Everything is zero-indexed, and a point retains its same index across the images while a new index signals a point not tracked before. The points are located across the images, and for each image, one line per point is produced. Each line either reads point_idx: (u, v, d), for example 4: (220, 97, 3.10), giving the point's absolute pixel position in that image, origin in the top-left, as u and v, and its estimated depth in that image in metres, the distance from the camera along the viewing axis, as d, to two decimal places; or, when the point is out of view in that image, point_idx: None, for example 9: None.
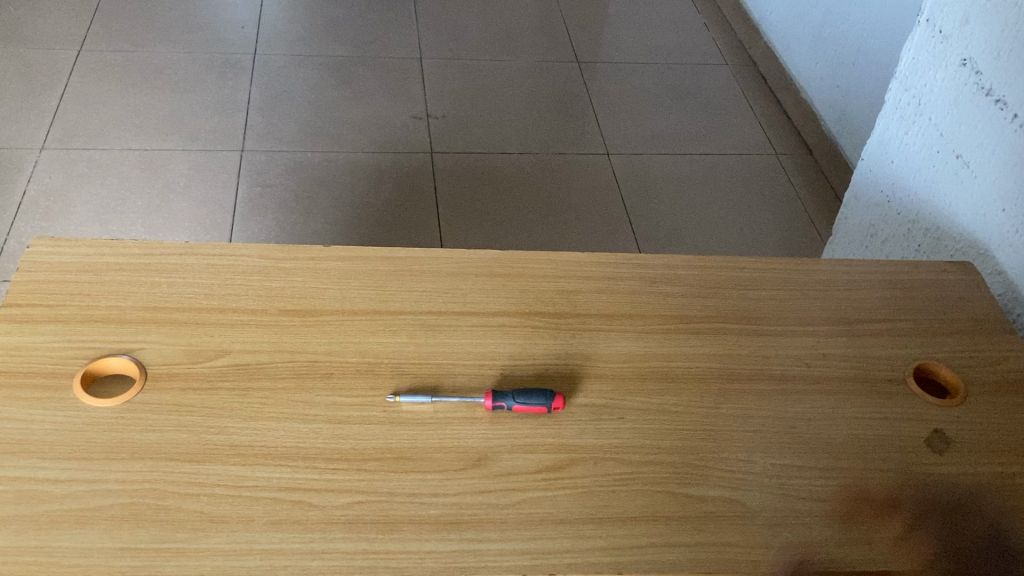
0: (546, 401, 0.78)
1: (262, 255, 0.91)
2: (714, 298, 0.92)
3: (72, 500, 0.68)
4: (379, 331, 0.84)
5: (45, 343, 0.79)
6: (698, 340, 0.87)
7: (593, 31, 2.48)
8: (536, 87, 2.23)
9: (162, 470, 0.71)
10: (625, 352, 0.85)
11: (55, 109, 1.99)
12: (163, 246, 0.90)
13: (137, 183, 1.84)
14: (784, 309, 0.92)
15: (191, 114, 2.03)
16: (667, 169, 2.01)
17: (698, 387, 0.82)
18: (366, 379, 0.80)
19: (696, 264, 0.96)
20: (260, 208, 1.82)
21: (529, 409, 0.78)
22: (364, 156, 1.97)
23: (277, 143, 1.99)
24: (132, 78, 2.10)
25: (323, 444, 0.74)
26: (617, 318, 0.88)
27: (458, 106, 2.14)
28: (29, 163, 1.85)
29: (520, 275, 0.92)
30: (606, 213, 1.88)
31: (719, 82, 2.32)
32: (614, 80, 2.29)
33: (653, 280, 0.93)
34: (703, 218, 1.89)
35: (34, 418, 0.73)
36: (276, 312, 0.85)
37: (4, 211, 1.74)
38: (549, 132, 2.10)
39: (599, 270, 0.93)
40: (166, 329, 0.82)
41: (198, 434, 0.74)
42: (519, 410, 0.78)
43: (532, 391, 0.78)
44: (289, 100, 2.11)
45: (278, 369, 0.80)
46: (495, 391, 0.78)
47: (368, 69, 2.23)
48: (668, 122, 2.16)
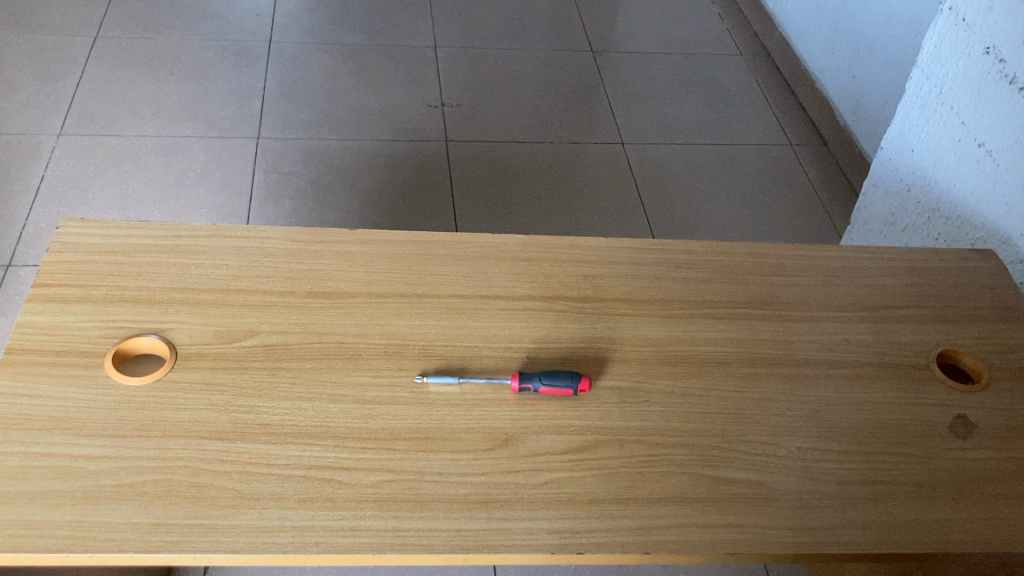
0: (572, 384, 0.78)
1: (288, 238, 0.91)
2: (737, 284, 0.92)
3: (106, 476, 0.69)
4: (406, 313, 0.85)
5: (76, 322, 0.80)
6: (722, 325, 0.87)
7: (607, 21, 2.47)
8: (551, 76, 2.23)
9: (193, 447, 0.72)
10: (650, 336, 0.85)
11: (72, 95, 2.00)
12: (190, 228, 0.91)
13: (155, 169, 1.85)
14: (806, 295, 0.92)
15: (207, 101, 2.04)
16: (681, 159, 2.01)
17: (722, 371, 0.83)
18: (394, 360, 0.81)
19: (718, 249, 0.96)
20: (277, 194, 1.83)
21: (555, 392, 0.78)
22: (379, 144, 1.98)
23: (293, 130, 1.99)
24: (148, 65, 2.11)
25: (352, 424, 0.75)
26: (641, 303, 0.89)
27: (473, 95, 2.15)
28: (47, 148, 1.86)
29: (545, 259, 0.92)
30: (620, 202, 1.89)
31: (733, 72, 2.32)
32: (628, 69, 2.29)
33: (677, 266, 0.93)
34: (718, 208, 1.90)
35: (67, 396, 0.74)
36: (303, 294, 0.85)
37: (23, 196, 1.76)
38: (563, 121, 2.10)
39: (622, 255, 0.94)
40: (196, 310, 0.83)
41: (229, 413, 0.75)
42: (544, 392, 0.78)
43: (558, 374, 0.79)
44: (305, 87, 2.11)
45: (307, 350, 0.81)
46: (521, 373, 0.79)
47: (383, 57, 2.24)
48: (683, 112, 2.16)
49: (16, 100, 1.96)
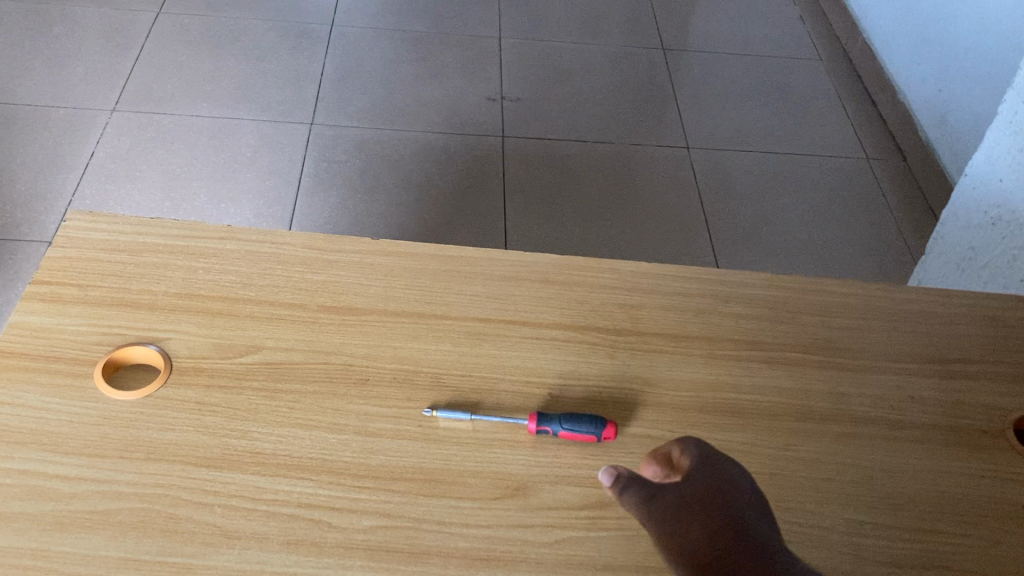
0: (597, 431, 0.70)
1: (306, 245, 0.85)
2: (791, 324, 0.83)
3: (79, 500, 0.64)
4: (423, 336, 0.78)
5: (71, 326, 0.75)
6: (771, 371, 0.79)
7: (682, 18, 2.37)
8: (617, 74, 2.14)
9: (177, 474, 0.66)
10: (688, 379, 0.77)
11: (129, 70, 1.98)
12: (203, 228, 0.85)
13: (205, 152, 1.81)
14: (869, 341, 0.83)
15: (262, 84, 1.99)
16: (749, 168, 1.91)
17: (767, 425, 0.74)
18: (403, 389, 0.74)
19: (772, 283, 0.87)
20: (325, 184, 1.78)
21: (577, 437, 0.71)
22: (434, 136, 1.92)
23: (347, 118, 1.94)
24: (207, 43, 2.08)
25: (350, 458, 0.69)
26: (681, 339, 0.80)
27: (535, 90, 2.07)
28: (99, 124, 1.84)
29: (580, 284, 0.84)
30: (680, 211, 1.79)
31: (813, 79, 2.20)
32: (700, 70, 2.18)
33: (725, 299, 0.85)
34: (785, 222, 1.79)
35: (51, 407, 0.69)
36: (314, 308, 0.79)
37: (71, 171, 1.74)
38: (626, 121, 2.01)
39: (665, 283, 0.85)
40: (198, 319, 0.77)
41: (219, 437, 0.69)
42: (565, 436, 0.71)
43: (582, 419, 0.70)
44: (363, 74, 2.06)
45: (311, 370, 0.74)
46: (541, 415, 0.71)
47: (445, 46, 2.17)
48: (753, 118, 2.05)
49: (73, 74, 1.95)
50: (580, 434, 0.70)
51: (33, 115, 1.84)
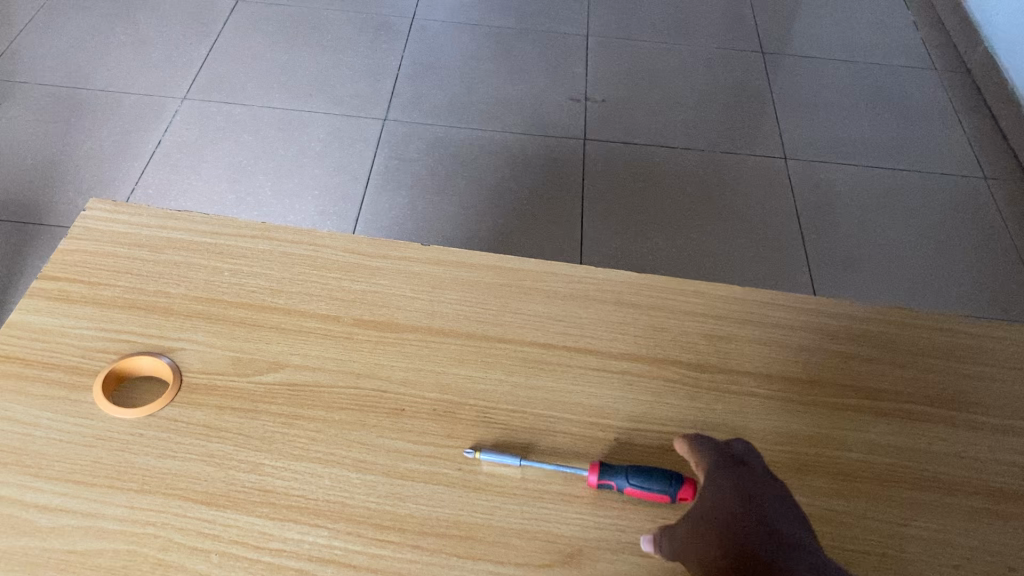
0: (673, 492, 0.58)
1: (346, 248, 0.75)
2: (911, 369, 0.69)
3: (57, 537, 0.55)
4: (471, 361, 0.67)
5: (75, 330, 0.66)
6: (886, 426, 0.65)
7: (785, 20, 2.21)
8: (710, 78, 2.00)
9: (171, 511, 0.57)
10: (784, 430, 0.64)
11: (203, 58, 1.93)
12: (234, 224, 0.76)
13: (273, 144, 1.74)
14: (1008, 395, 0.68)
15: (338, 77, 1.92)
16: (852, 183, 1.75)
17: (882, 492, 0.61)
18: (443, 424, 0.63)
19: (889, 317, 0.73)
20: (394, 182, 1.69)
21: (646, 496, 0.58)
22: (512, 137, 1.81)
23: (422, 115, 1.85)
24: (285, 33, 2.02)
25: (374, 505, 0.58)
26: (776, 380, 0.67)
27: (622, 92, 1.95)
28: (169, 112, 1.79)
29: (659, 307, 0.72)
30: (774, 227, 1.64)
31: (926, 89, 2.02)
32: (802, 76, 2.03)
33: (833, 334, 0.71)
34: (891, 244, 1.63)
35: (39, 424, 0.60)
36: (349, 322, 0.69)
37: (136, 159, 1.69)
38: (718, 128, 1.87)
39: (760, 312, 0.72)
40: (217, 328, 0.67)
41: (226, 470, 0.59)
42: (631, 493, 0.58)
43: (653, 476, 0.58)
44: (440, 69, 1.97)
45: (338, 396, 0.64)
46: (603, 467, 0.59)
47: (530, 43, 2.06)
48: (858, 129, 1.89)
49: (147, 61, 1.91)
50: (650, 492, 0.58)
51: (104, 101, 1.80)
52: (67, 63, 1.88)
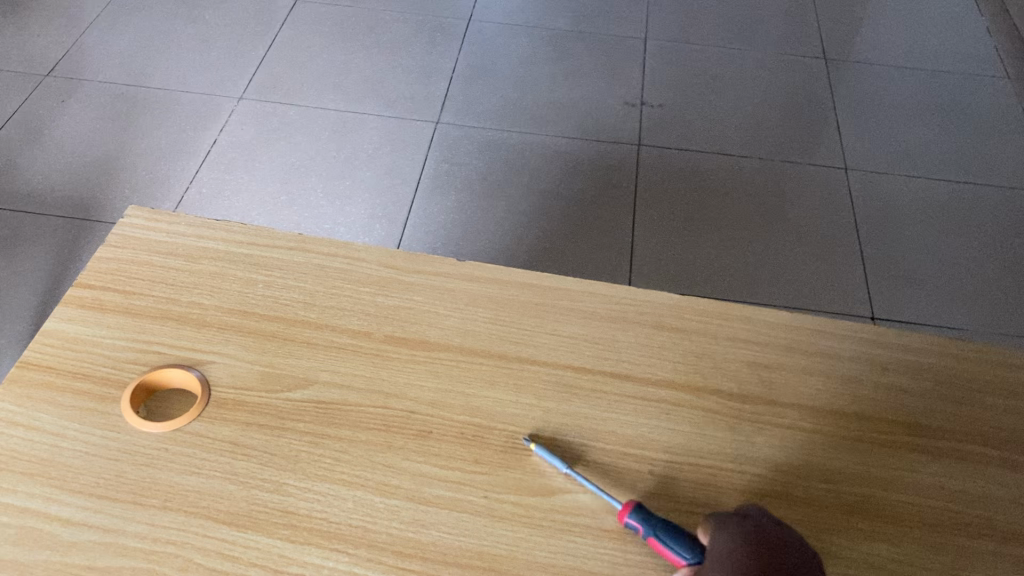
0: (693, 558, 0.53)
1: (381, 261, 0.74)
2: (967, 405, 0.66)
3: (78, 552, 0.55)
4: (502, 384, 0.65)
5: (107, 339, 0.66)
6: (937, 466, 0.62)
7: (850, 26, 2.15)
8: (771, 85, 1.95)
9: (193, 530, 0.56)
10: (828, 467, 0.61)
11: (261, 58, 1.95)
12: (270, 234, 0.75)
13: (326, 145, 1.75)
14: None
15: (393, 79, 1.92)
16: (916, 196, 1.69)
17: (928, 538, 0.58)
18: (471, 448, 0.61)
19: (946, 349, 0.70)
20: (444, 186, 1.68)
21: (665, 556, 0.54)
22: (565, 142, 1.79)
23: (475, 118, 1.83)
24: (341, 33, 2.02)
25: (397, 531, 0.57)
26: (822, 414, 0.64)
27: (679, 97, 1.91)
28: (225, 111, 1.81)
29: (701, 332, 0.69)
30: (832, 240, 1.60)
31: (996, 99, 1.94)
32: (866, 84, 1.97)
33: (884, 366, 0.68)
34: (954, 261, 1.57)
35: (67, 435, 0.60)
36: (381, 338, 0.68)
37: (192, 158, 1.71)
38: (776, 136, 1.82)
39: (806, 339, 0.69)
40: (248, 342, 0.67)
41: (249, 489, 0.58)
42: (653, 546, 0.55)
43: (678, 543, 0.54)
44: (496, 72, 1.95)
45: (365, 416, 0.63)
46: (634, 511, 0.56)
47: (586, 46, 2.03)
48: (923, 139, 1.82)
49: (206, 60, 1.93)
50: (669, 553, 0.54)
51: (163, 100, 1.82)
52: (129, 61, 1.91)
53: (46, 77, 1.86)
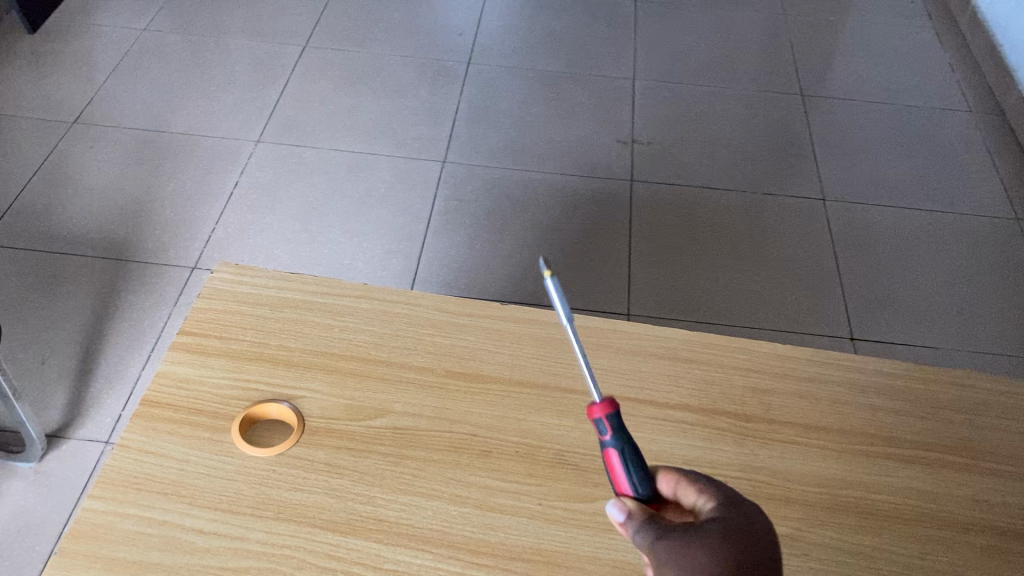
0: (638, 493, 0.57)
1: (436, 307, 0.86)
2: (933, 421, 0.79)
3: (212, 555, 0.67)
4: (547, 410, 0.78)
5: (213, 379, 0.78)
6: (909, 471, 0.75)
7: (824, 63, 2.31)
8: (751, 121, 2.10)
9: (304, 535, 0.68)
10: (820, 473, 0.74)
11: (275, 102, 2.07)
12: (339, 285, 0.88)
13: (342, 185, 1.87)
14: (1017, 445, 0.78)
15: (400, 121, 2.05)
16: (889, 224, 1.84)
17: (902, 530, 0.71)
18: (525, 464, 0.74)
19: (914, 373, 0.83)
20: (454, 222, 1.81)
21: (611, 470, 0.58)
22: (564, 179, 1.92)
23: (479, 157, 1.97)
24: (350, 78, 2.16)
25: (470, 533, 0.69)
26: (814, 430, 0.78)
27: (668, 134, 2.05)
28: (245, 154, 1.93)
29: (709, 362, 0.83)
30: (813, 267, 1.74)
31: (961, 131, 2.10)
32: (840, 119, 2.12)
33: (863, 389, 0.81)
34: (925, 284, 1.71)
35: (190, 460, 0.72)
36: (442, 373, 0.80)
37: (216, 200, 1.82)
38: (759, 169, 1.96)
39: (798, 367, 0.83)
40: (331, 378, 0.79)
41: (346, 502, 0.71)
42: (604, 453, 0.59)
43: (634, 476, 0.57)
44: (497, 113, 2.09)
45: (436, 438, 0.75)
46: (610, 417, 0.58)
47: (579, 87, 2.18)
48: (895, 170, 1.98)
49: (222, 105, 2.05)
50: (620, 474, 0.58)
51: (186, 145, 1.94)
52: (150, 108, 2.03)
53: (73, 124, 1.97)
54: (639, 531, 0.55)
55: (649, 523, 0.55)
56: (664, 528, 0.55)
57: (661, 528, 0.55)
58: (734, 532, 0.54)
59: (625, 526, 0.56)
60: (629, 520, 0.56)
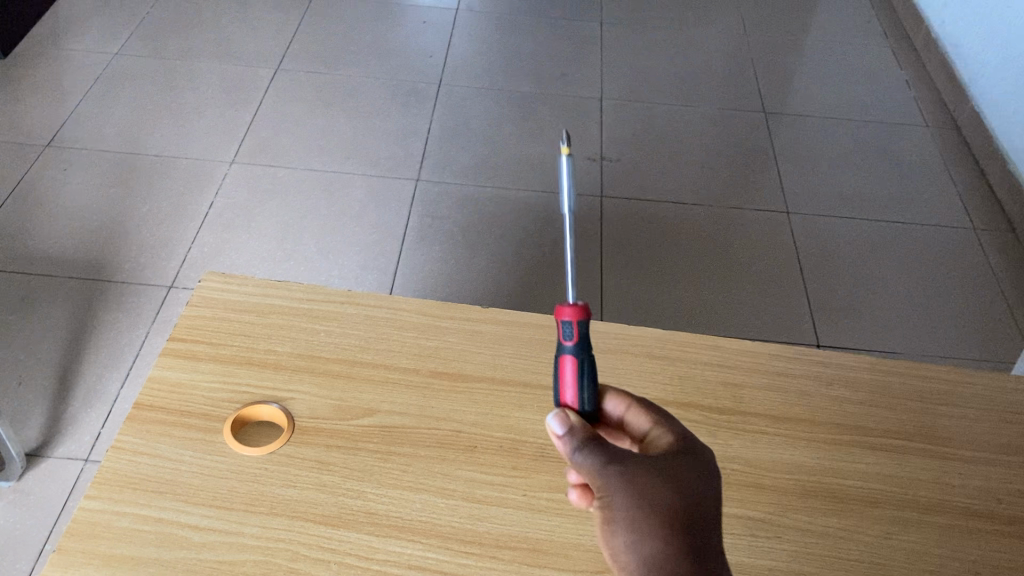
0: (582, 402, 0.62)
1: (420, 311, 0.89)
2: (895, 410, 0.83)
3: (209, 550, 0.69)
4: (529, 406, 0.81)
5: (203, 382, 0.81)
6: (873, 457, 0.79)
7: (786, 81, 2.37)
8: (717, 138, 2.15)
9: (298, 529, 0.71)
10: (789, 460, 0.78)
11: (248, 124, 2.10)
12: (325, 291, 0.90)
13: (317, 204, 1.90)
14: (975, 431, 0.82)
15: (374, 141, 2.08)
16: (851, 235, 1.90)
17: (868, 512, 0.75)
18: (509, 458, 0.77)
19: (877, 366, 0.87)
20: (428, 239, 1.84)
21: (562, 373, 0.62)
22: (535, 196, 1.96)
23: (452, 175, 2.00)
24: (322, 100, 2.19)
25: (458, 523, 0.72)
26: (783, 420, 0.81)
27: (636, 151, 2.10)
28: (219, 174, 1.95)
29: (683, 359, 0.86)
30: (778, 277, 1.78)
31: (919, 145, 2.17)
32: (803, 135, 2.18)
33: (829, 381, 0.85)
34: (887, 292, 1.77)
35: (184, 459, 0.75)
36: (427, 373, 0.83)
37: (192, 220, 1.84)
38: (725, 184, 2.02)
39: (767, 362, 0.87)
40: (320, 380, 0.82)
41: (337, 497, 0.73)
42: (561, 355, 0.62)
43: (587, 390, 0.62)
44: (468, 132, 2.13)
45: (423, 435, 0.78)
46: (579, 323, 0.61)
47: (548, 106, 2.22)
48: (856, 183, 2.04)
49: (196, 127, 2.07)
50: (571, 383, 0.62)
51: (160, 166, 1.96)
52: (123, 130, 2.04)
53: (46, 147, 1.98)
54: (576, 443, 0.55)
55: (589, 437, 0.56)
56: (602, 444, 0.55)
57: (602, 449, 0.55)
58: (682, 470, 0.55)
59: (563, 440, 0.56)
60: (569, 435, 0.56)
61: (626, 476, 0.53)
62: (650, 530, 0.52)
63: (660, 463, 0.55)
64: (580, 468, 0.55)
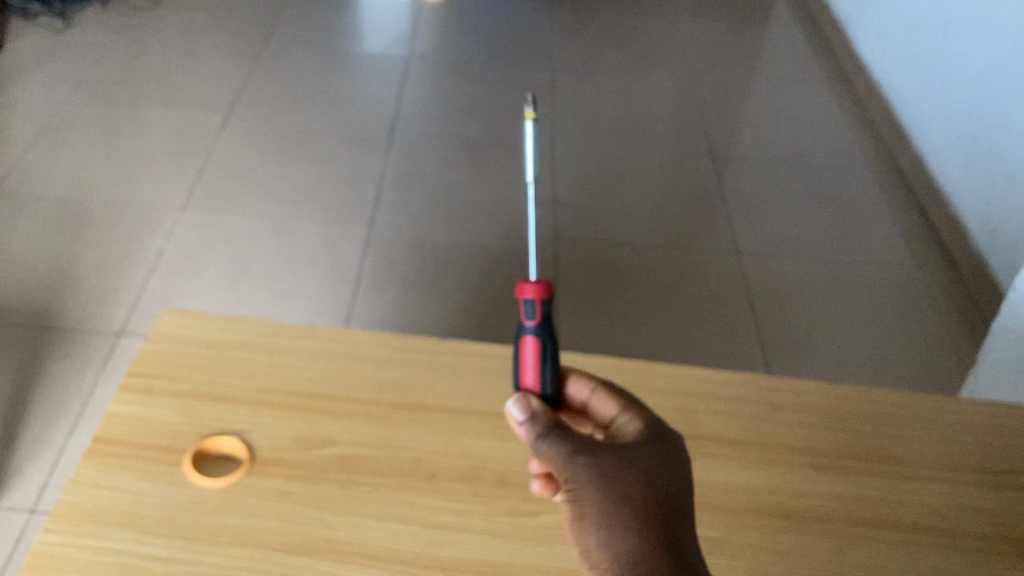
0: (543, 383, 0.68)
1: (378, 343, 0.90)
2: (844, 433, 0.86)
3: None
4: (488, 434, 0.82)
5: (162, 417, 0.81)
6: (825, 477, 0.81)
7: (731, 127, 2.44)
8: (665, 182, 2.20)
9: (259, 558, 0.71)
10: (744, 481, 0.80)
11: (198, 171, 2.10)
12: (283, 326, 0.91)
13: (268, 250, 1.90)
14: (921, 451, 0.85)
15: (327, 187, 2.09)
16: (799, 273, 1.95)
17: (821, 529, 0.77)
18: (470, 484, 0.78)
19: (824, 391, 0.90)
20: (382, 283, 1.85)
21: (524, 355, 0.67)
22: (488, 240, 1.99)
23: (406, 220, 2.02)
24: (274, 147, 2.20)
25: (420, 549, 0.72)
26: (735, 444, 0.83)
27: (588, 195, 2.14)
28: (169, 222, 1.95)
29: (637, 386, 0.88)
30: (728, 315, 1.82)
31: (862, 188, 2.24)
32: (750, 180, 2.24)
33: (780, 406, 0.88)
34: (835, 328, 1.81)
35: (144, 491, 0.74)
36: (387, 405, 0.84)
37: (140, 267, 1.83)
38: (675, 225, 2.06)
39: (718, 388, 0.89)
40: (279, 412, 0.82)
41: (299, 526, 0.73)
42: (522, 336, 0.67)
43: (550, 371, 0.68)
44: (421, 178, 2.15)
45: (383, 464, 0.79)
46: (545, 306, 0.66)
47: (500, 153, 2.26)
48: (803, 223, 2.10)
49: (145, 175, 2.07)
50: (534, 365, 0.67)
51: (107, 214, 1.95)
52: (70, 178, 2.03)
53: None
54: (537, 432, 0.60)
55: (550, 425, 0.60)
56: (568, 434, 0.60)
57: (567, 440, 0.59)
58: (653, 463, 0.59)
59: (524, 427, 0.61)
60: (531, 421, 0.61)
61: (594, 466, 0.58)
62: (618, 526, 0.56)
63: (628, 455, 0.59)
64: (544, 456, 0.60)
